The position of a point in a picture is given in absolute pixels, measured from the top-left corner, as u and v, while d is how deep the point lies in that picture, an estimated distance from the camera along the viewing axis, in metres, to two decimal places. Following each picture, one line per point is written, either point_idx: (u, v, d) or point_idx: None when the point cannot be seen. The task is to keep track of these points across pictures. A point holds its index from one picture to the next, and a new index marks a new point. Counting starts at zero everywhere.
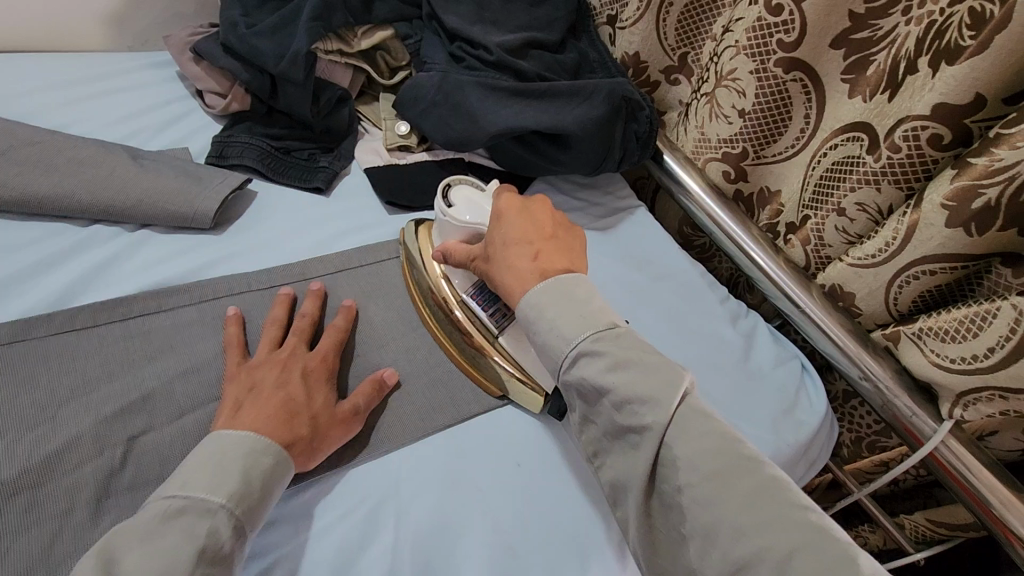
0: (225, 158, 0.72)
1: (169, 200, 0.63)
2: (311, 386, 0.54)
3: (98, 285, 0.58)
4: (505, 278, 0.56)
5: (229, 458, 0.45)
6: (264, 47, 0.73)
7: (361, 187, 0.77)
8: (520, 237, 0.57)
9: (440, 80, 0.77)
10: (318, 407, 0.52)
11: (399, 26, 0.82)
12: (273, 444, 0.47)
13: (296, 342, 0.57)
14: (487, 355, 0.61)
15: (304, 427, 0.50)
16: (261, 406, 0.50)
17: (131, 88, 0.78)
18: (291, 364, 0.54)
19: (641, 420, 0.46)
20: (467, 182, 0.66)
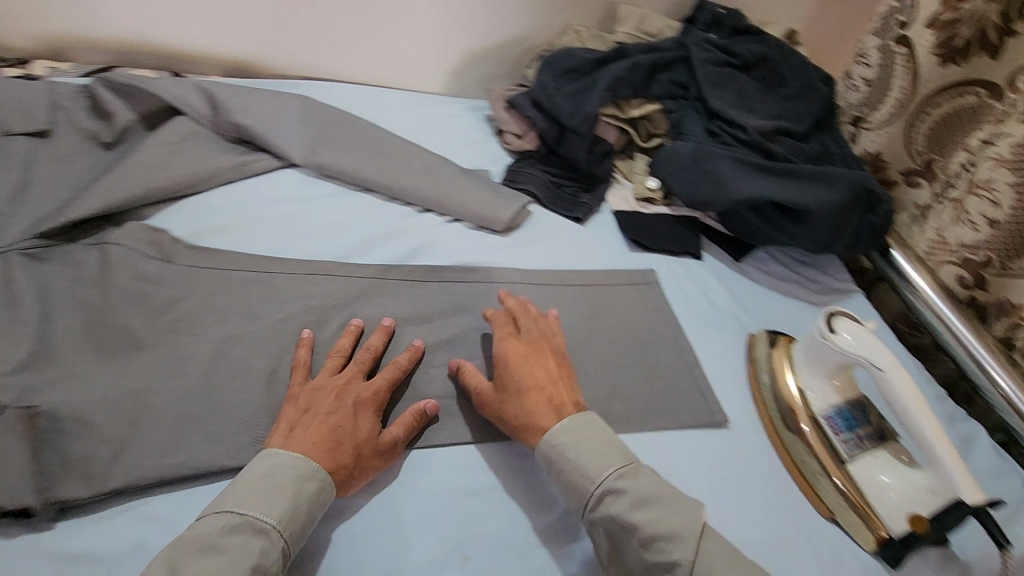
0: (516, 182, 0.93)
1: (481, 206, 0.84)
2: (358, 418, 0.58)
3: (431, 255, 0.80)
4: (520, 418, 0.61)
5: (280, 480, 0.52)
6: (564, 105, 0.92)
7: (608, 224, 0.93)
8: (527, 386, 0.62)
9: (696, 149, 0.90)
10: (357, 438, 0.57)
11: (668, 102, 0.96)
12: (319, 470, 0.53)
13: (352, 373, 0.62)
14: (828, 476, 0.66)
15: (347, 450, 0.56)
16: (314, 430, 0.56)
17: (455, 120, 1.04)
18: (345, 394, 0.59)
19: (669, 555, 0.53)
20: (845, 314, 0.69)
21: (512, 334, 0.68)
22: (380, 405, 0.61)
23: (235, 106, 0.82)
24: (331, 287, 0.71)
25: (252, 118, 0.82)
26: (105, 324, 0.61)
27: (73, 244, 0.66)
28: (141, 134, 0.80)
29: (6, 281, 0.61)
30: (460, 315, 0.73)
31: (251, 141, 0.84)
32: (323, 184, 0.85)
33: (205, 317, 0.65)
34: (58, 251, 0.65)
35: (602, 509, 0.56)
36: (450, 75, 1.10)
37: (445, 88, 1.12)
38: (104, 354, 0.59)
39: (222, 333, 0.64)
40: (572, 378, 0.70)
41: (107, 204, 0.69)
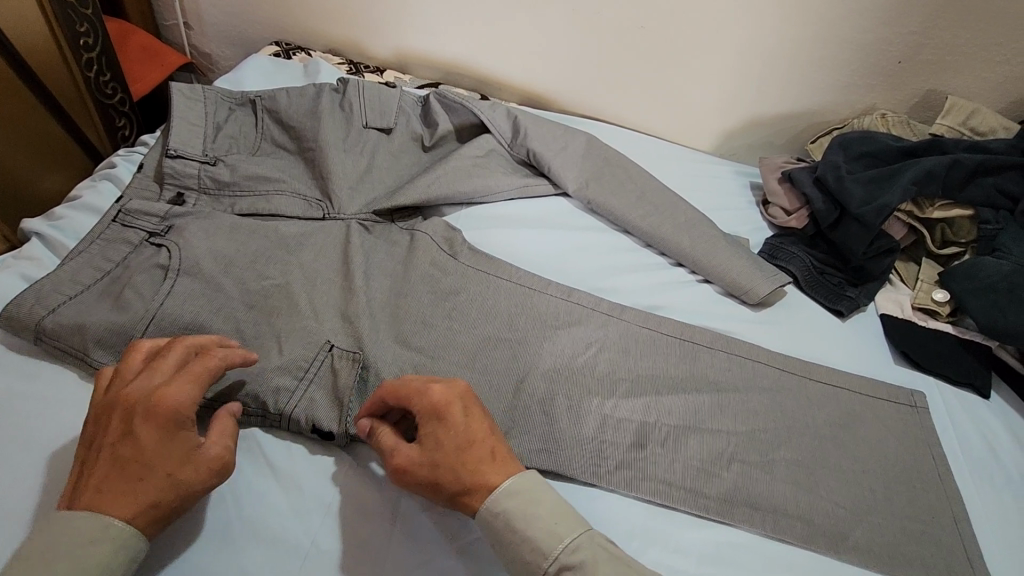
0: (775, 259, 0.89)
1: (739, 275, 0.82)
2: (153, 436, 0.52)
3: (677, 310, 0.80)
4: (455, 482, 0.54)
5: (74, 548, 0.47)
6: (854, 191, 0.86)
7: (872, 326, 0.84)
8: (457, 445, 0.54)
9: (1013, 271, 0.78)
10: (166, 463, 0.51)
11: (986, 211, 0.84)
12: (116, 529, 0.49)
13: (132, 397, 0.53)
14: None
15: (151, 486, 0.51)
16: (108, 474, 0.51)
17: (720, 180, 1.03)
18: (131, 413, 0.52)
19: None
20: None
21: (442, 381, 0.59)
22: (182, 423, 0.53)
23: (534, 134, 0.92)
24: (583, 317, 0.74)
25: (546, 147, 0.91)
26: (404, 298, 0.72)
27: (394, 226, 0.80)
28: (453, 144, 0.93)
29: (344, 243, 0.75)
30: (700, 381, 0.71)
31: (537, 166, 0.93)
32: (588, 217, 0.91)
33: (476, 311, 0.72)
34: (383, 229, 0.79)
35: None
36: (723, 136, 1.10)
37: (713, 148, 1.12)
38: (400, 323, 0.70)
39: (488, 333, 0.70)
40: (809, 484, 0.64)
41: (424, 199, 0.82)
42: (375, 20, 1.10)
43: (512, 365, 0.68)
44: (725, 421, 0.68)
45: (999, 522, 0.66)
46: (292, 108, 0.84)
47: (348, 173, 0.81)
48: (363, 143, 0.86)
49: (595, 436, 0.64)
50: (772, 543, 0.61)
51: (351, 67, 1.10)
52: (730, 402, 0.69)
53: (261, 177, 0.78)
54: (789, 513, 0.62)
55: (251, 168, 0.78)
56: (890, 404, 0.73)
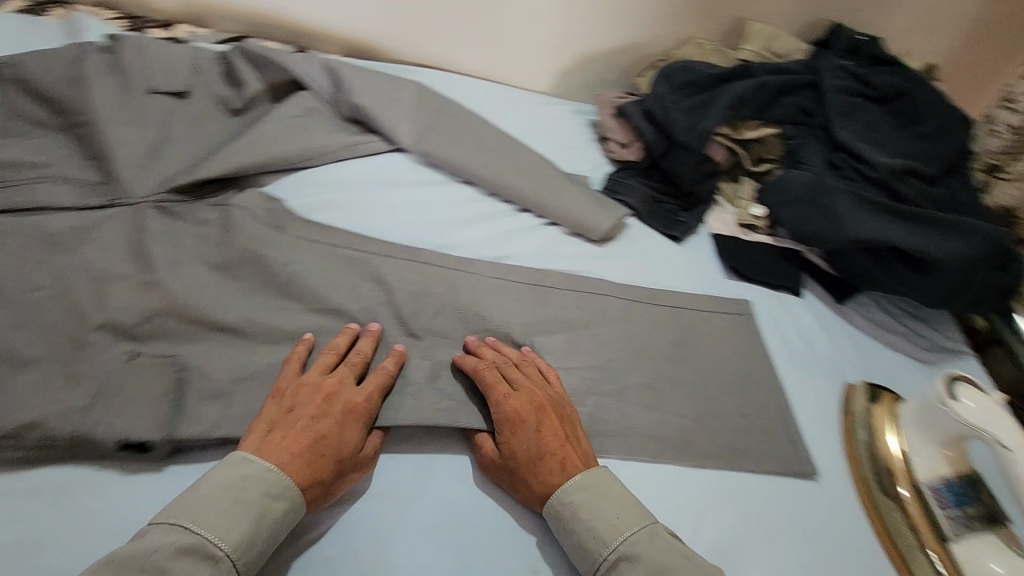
0: (615, 193, 0.91)
1: (582, 213, 0.83)
2: (346, 424, 0.57)
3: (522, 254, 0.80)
4: (529, 486, 0.58)
5: (226, 503, 0.49)
6: (678, 119, 0.90)
7: (705, 246, 0.91)
8: (535, 455, 0.58)
9: (813, 181, 0.86)
10: (340, 456, 0.55)
11: (788, 128, 0.92)
12: (287, 491, 0.51)
13: (329, 385, 0.58)
14: (920, 547, 0.60)
15: (327, 469, 0.54)
16: (295, 437, 0.54)
17: (560, 121, 1.03)
18: (333, 399, 0.57)
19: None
20: (968, 380, 0.63)
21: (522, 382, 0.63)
22: (368, 425, 0.59)
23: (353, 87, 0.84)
24: (429, 276, 0.71)
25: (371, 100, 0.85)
26: (226, 288, 0.65)
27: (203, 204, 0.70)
28: (265, 105, 0.83)
29: (138, 230, 0.65)
30: (552, 323, 0.71)
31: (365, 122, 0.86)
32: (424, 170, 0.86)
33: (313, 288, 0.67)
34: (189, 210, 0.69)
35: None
36: (560, 76, 1.09)
37: (553, 89, 1.12)
38: (221, 313, 0.62)
39: (327, 308, 0.65)
40: (657, 403, 0.68)
41: (235, 169, 0.73)
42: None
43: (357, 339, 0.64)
44: (578, 358, 0.69)
45: (816, 405, 0.74)
46: (46, 75, 0.69)
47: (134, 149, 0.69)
48: (151, 112, 0.73)
49: (451, 396, 0.63)
50: (629, 463, 0.64)
51: (129, 22, 0.93)
52: (581, 339, 0.71)
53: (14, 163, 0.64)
54: (641, 432, 0.66)
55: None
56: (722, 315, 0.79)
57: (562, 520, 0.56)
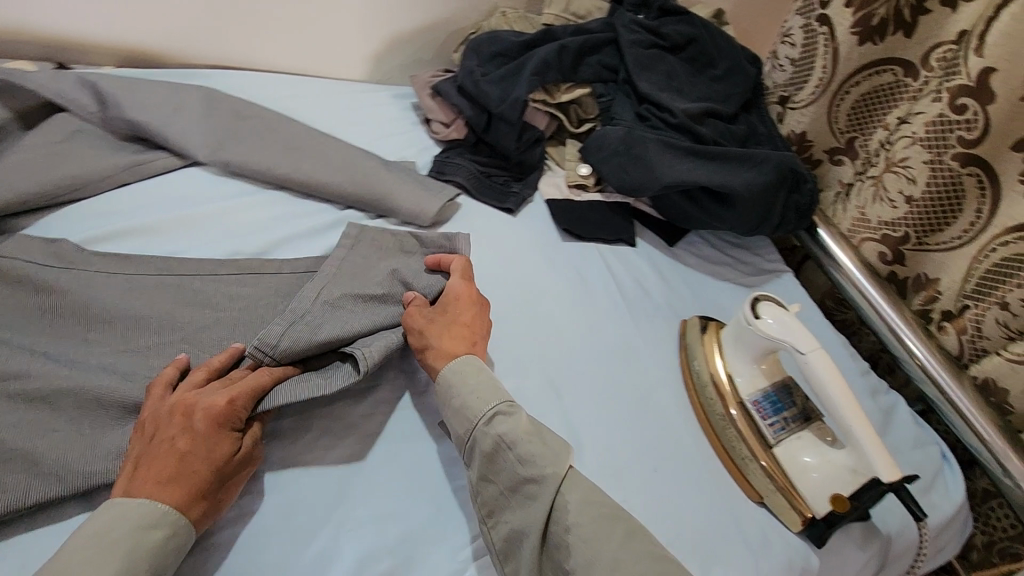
0: (443, 174, 0.89)
1: (406, 200, 0.80)
2: (207, 434, 0.51)
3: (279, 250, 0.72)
4: (442, 337, 0.62)
5: (104, 541, 0.45)
6: (491, 91, 0.89)
7: (540, 214, 0.91)
8: (466, 325, 0.64)
9: (626, 133, 0.89)
10: (221, 471, 0.50)
11: (598, 86, 0.94)
12: (164, 515, 0.47)
13: (192, 398, 0.52)
14: (751, 457, 0.65)
15: (199, 475, 0.49)
16: (159, 460, 0.49)
17: (379, 108, 0.99)
18: (193, 412, 0.51)
19: (539, 470, 0.54)
20: (770, 299, 0.68)
21: (458, 279, 0.67)
22: (237, 425, 0.53)
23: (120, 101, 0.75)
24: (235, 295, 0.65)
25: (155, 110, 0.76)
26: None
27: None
28: (18, 134, 0.73)
29: None
30: None
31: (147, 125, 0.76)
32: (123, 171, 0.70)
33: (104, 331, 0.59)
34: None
35: (477, 457, 0.55)
36: (375, 62, 1.05)
37: (370, 75, 1.07)
38: None
39: (113, 352, 0.58)
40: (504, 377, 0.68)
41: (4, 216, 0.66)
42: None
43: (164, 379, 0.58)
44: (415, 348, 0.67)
45: (654, 347, 0.76)
46: None
47: None
48: None
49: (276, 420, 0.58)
50: None
51: None
52: None
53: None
54: None
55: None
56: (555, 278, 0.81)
57: (450, 386, 0.59)
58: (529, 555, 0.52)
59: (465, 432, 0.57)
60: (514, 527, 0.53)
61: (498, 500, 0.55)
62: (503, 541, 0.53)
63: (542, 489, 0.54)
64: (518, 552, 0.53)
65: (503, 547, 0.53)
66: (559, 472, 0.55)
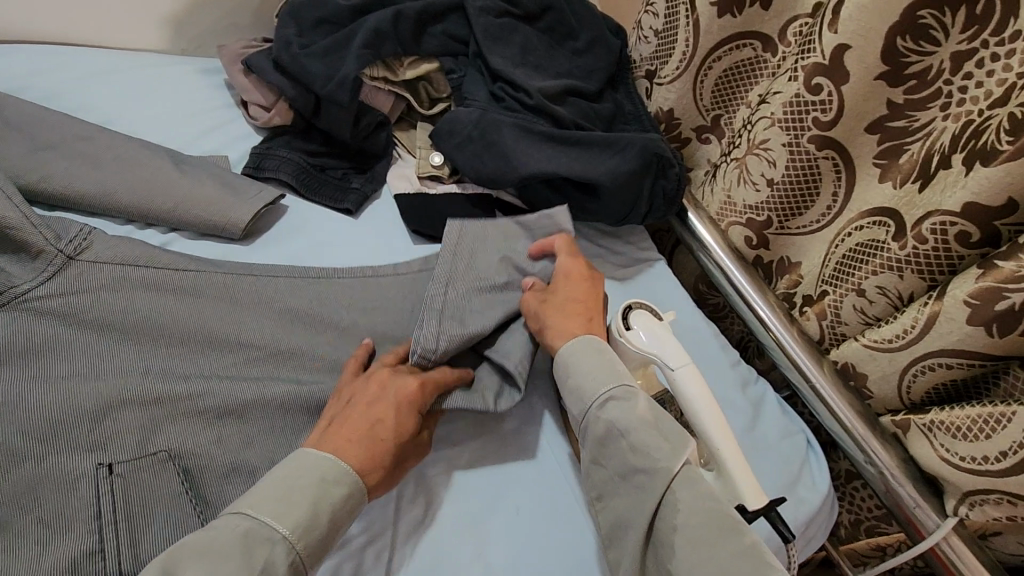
0: (261, 170, 0.74)
1: (205, 208, 0.65)
2: (392, 409, 0.53)
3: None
4: (369, 416, 0.52)
5: (282, 500, 0.46)
6: (313, 69, 0.74)
7: (387, 211, 0.79)
8: (362, 404, 0.53)
9: (479, 116, 0.79)
10: (400, 438, 0.53)
11: (446, 61, 0.82)
12: (346, 475, 0.49)
13: (380, 372, 0.56)
14: None
15: (385, 447, 0.51)
16: (352, 425, 0.52)
17: (179, 88, 0.80)
18: (382, 378, 0.55)
19: (651, 462, 0.50)
20: (646, 306, 0.63)
21: (567, 258, 0.65)
22: (423, 401, 0.56)
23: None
24: None
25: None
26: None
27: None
28: None
29: None
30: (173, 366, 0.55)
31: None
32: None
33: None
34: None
35: (587, 445, 0.54)
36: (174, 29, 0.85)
37: (172, 46, 0.87)
38: None
39: None
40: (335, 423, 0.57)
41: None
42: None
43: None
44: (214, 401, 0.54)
45: None
46: None
47: None
48: None
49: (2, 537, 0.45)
50: None
51: None
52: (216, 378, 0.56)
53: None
54: None
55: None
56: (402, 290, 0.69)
57: (569, 366, 0.57)
58: (635, 547, 0.50)
59: (580, 415, 0.55)
60: (620, 516, 0.51)
61: (607, 486, 0.53)
62: (608, 527, 0.52)
63: (651, 482, 0.49)
64: (622, 540, 0.51)
65: (609, 533, 0.52)
66: (672, 466, 0.50)
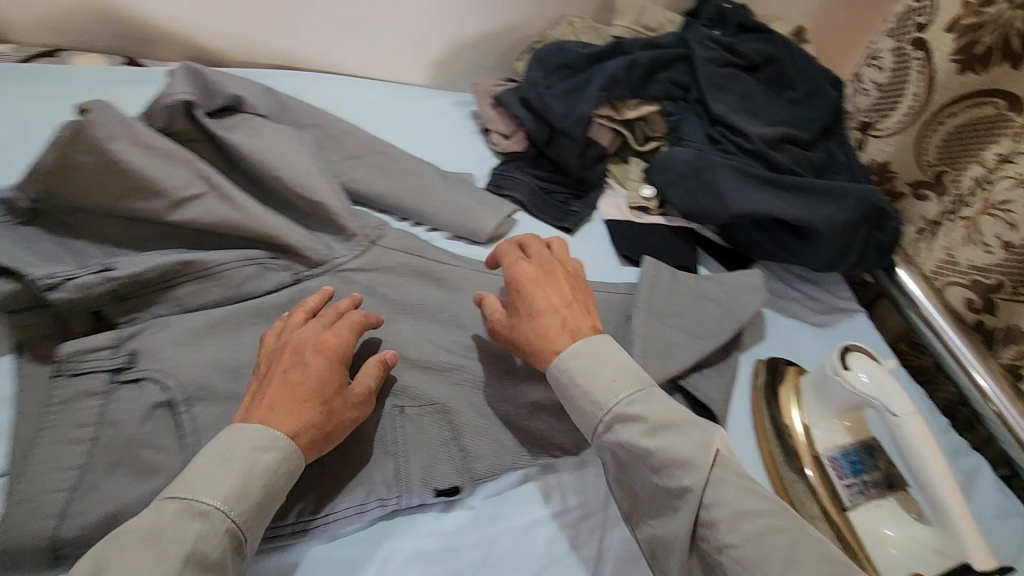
0: (501, 188, 0.87)
1: (464, 215, 0.78)
2: (582, 316, 0.58)
3: (309, 275, 0.66)
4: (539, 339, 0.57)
5: (245, 462, 0.46)
6: (555, 106, 0.85)
7: (600, 234, 0.88)
8: (554, 301, 0.59)
9: (695, 157, 0.85)
10: (564, 293, 0.60)
11: (666, 104, 0.90)
12: (279, 438, 0.48)
13: (533, 273, 0.61)
14: (822, 520, 0.61)
15: (560, 335, 0.57)
16: (548, 295, 0.59)
17: (438, 115, 0.97)
18: (530, 289, 0.60)
19: (680, 482, 0.49)
20: (862, 349, 0.64)
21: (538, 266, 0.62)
22: (343, 362, 0.55)
23: (187, 75, 0.69)
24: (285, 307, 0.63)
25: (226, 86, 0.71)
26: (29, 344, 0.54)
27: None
28: None
29: None
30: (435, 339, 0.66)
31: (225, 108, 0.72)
32: (139, 126, 0.61)
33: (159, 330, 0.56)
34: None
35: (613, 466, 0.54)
36: (436, 67, 1.03)
37: (431, 81, 1.05)
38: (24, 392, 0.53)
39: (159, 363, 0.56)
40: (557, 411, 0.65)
41: (42, 194, 0.59)
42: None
43: (235, 376, 0.56)
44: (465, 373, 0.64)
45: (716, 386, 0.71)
46: None
47: None
48: None
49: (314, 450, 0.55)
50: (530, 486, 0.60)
51: None
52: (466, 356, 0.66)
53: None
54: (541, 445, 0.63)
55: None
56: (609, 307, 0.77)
57: (577, 372, 0.54)
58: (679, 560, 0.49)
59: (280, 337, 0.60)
60: (657, 532, 0.51)
61: (653, 510, 0.52)
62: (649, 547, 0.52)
63: (681, 506, 0.49)
64: (666, 558, 0.51)
65: (652, 550, 0.52)
66: (700, 475, 0.49)
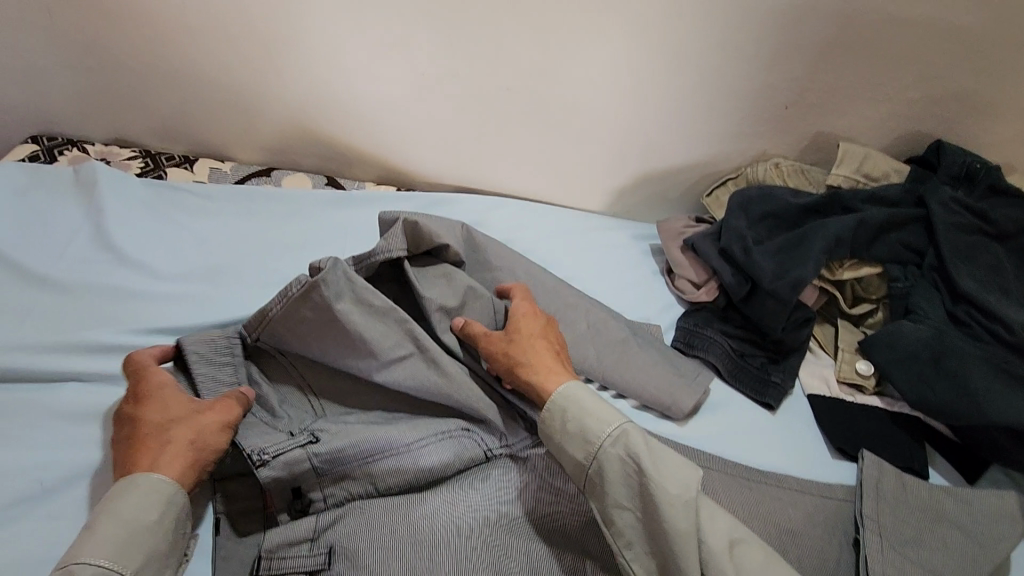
0: (692, 347, 0.79)
1: (657, 385, 0.70)
2: (563, 362, 0.62)
3: (513, 446, 0.62)
4: (526, 357, 0.61)
5: (126, 515, 0.47)
6: (764, 264, 0.76)
7: (802, 412, 0.76)
8: (544, 339, 0.63)
9: (932, 338, 0.71)
10: (538, 331, 0.64)
11: (893, 268, 0.78)
12: (150, 478, 0.49)
13: (530, 304, 0.67)
14: None
15: (553, 367, 0.60)
16: (542, 333, 0.64)
17: (618, 250, 0.91)
18: (529, 316, 0.65)
19: (670, 495, 0.49)
20: None
21: (525, 300, 0.68)
22: (152, 394, 0.55)
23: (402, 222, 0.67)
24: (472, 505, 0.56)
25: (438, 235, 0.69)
26: (233, 498, 0.56)
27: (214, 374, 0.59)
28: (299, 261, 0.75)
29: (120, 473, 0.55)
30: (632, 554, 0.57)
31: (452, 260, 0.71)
32: (362, 283, 0.61)
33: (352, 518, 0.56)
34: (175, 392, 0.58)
35: (609, 486, 0.52)
36: (615, 195, 0.98)
37: (606, 207, 1.00)
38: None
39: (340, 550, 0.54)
40: None
41: (263, 338, 0.61)
42: (170, 111, 0.85)
43: None
44: None
45: None
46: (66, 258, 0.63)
47: (130, 335, 0.64)
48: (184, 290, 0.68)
49: None
50: None
51: (143, 160, 0.86)
52: None
53: (15, 367, 0.60)
54: None
55: (16, 364, 0.59)
56: (821, 516, 0.65)
57: (569, 398, 0.56)
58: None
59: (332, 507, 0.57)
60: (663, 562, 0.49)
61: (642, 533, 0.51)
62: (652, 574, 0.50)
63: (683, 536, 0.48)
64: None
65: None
66: (686, 495, 0.50)
